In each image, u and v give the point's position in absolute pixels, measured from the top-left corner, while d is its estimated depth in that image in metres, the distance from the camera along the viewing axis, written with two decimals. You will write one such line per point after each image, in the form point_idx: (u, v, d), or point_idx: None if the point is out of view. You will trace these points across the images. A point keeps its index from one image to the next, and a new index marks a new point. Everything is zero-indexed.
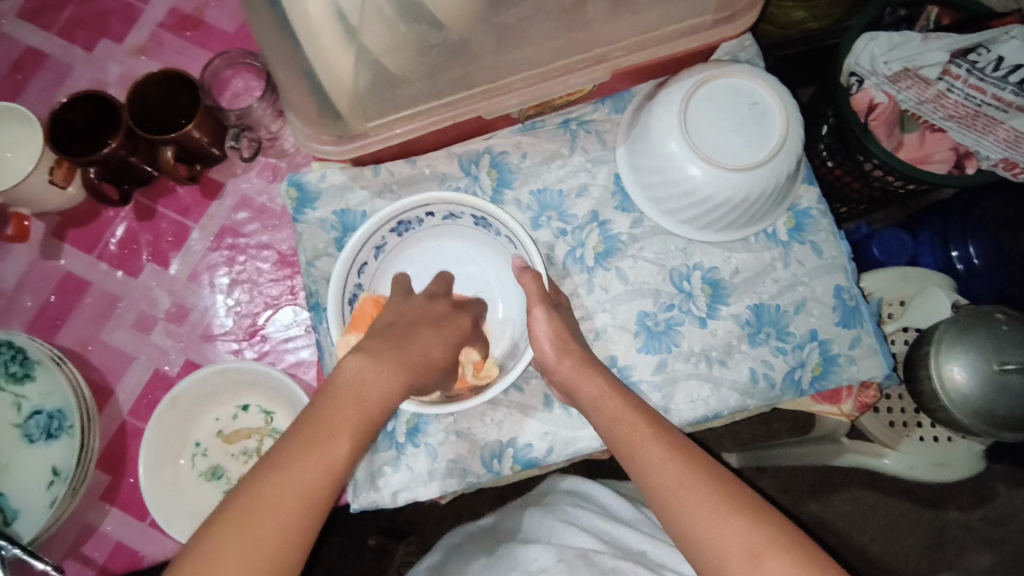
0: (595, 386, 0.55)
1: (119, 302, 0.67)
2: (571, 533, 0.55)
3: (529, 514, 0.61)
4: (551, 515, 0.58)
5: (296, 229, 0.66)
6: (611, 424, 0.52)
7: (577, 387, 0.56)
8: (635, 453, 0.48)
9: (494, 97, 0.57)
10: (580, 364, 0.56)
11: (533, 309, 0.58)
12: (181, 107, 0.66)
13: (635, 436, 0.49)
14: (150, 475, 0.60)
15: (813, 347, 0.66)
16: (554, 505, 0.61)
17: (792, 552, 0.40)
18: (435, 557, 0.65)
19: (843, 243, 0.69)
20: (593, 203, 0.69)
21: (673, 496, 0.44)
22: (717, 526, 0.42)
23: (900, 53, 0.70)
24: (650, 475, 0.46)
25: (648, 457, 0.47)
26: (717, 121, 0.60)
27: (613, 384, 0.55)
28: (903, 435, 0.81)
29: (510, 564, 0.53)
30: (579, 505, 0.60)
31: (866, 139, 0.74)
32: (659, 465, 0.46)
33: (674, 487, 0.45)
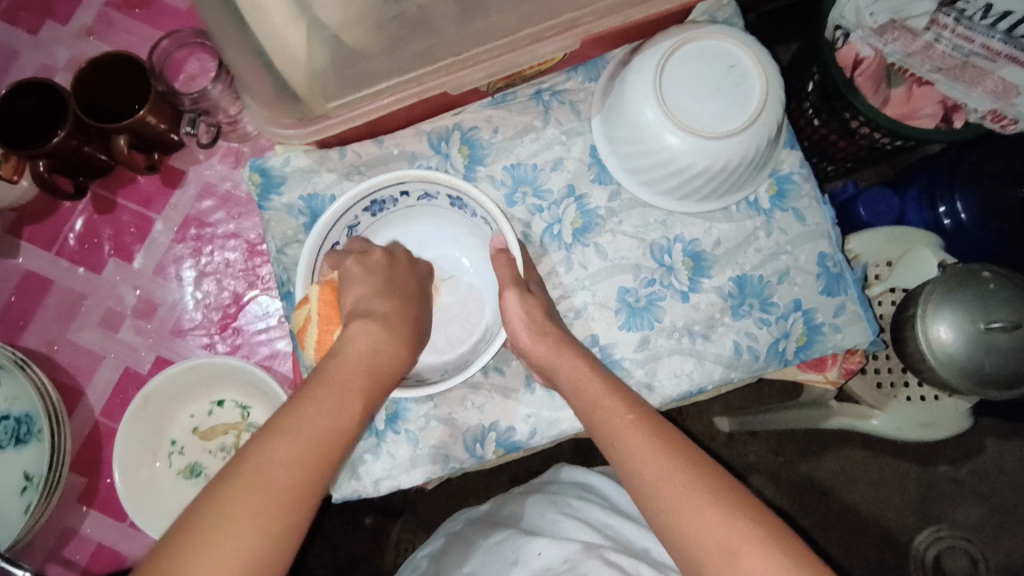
0: (574, 367, 0.54)
1: (84, 299, 0.65)
2: (573, 526, 0.54)
3: (529, 501, 0.61)
4: (553, 508, 0.58)
5: (263, 216, 0.64)
6: (588, 405, 0.51)
7: (556, 367, 0.55)
8: (612, 439, 0.48)
9: (460, 70, 0.54)
10: (558, 345, 0.55)
11: (505, 292, 0.57)
12: (135, 93, 0.62)
13: (614, 421, 0.49)
14: (125, 476, 0.59)
15: (797, 317, 0.65)
16: (557, 497, 0.60)
17: (768, 543, 0.40)
18: (435, 543, 0.65)
19: (827, 207, 0.67)
20: (569, 176, 0.66)
21: (652, 485, 0.44)
22: (692, 517, 0.41)
23: (887, 5, 0.67)
24: (630, 462, 0.46)
25: (627, 443, 0.47)
26: (694, 87, 0.57)
27: (593, 364, 0.54)
28: (888, 397, 0.81)
29: (511, 559, 0.52)
30: (583, 497, 0.60)
31: (852, 96, 0.72)
32: (637, 453, 0.46)
33: (650, 476, 0.44)
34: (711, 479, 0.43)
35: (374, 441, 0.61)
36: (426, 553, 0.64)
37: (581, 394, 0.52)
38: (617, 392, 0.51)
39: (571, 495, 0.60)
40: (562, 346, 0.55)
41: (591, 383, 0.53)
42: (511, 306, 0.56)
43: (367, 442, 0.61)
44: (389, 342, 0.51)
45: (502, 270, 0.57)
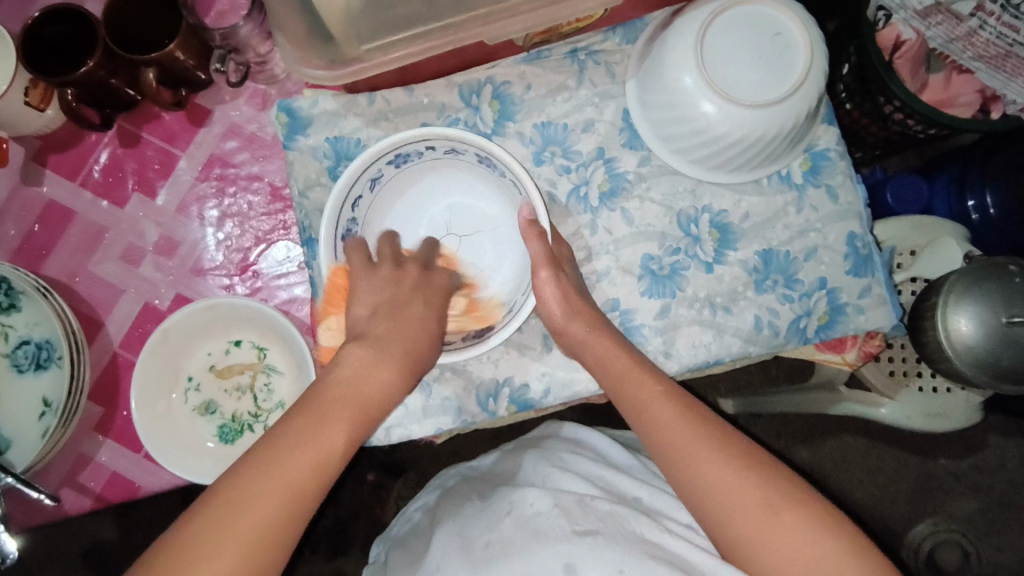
0: (601, 345, 0.54)
1: (106, 233, 0.65)
2: (565, 478, 0.54)
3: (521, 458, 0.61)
4: (546, 461, 0.58)
5: (287, 155, 0.63)
6: (612, 381, 0.52)
7: (582, 340, 0.55)
8: (639, 409, 0.49)
9: (498, 20, 0.52)
10: (591, 323, 0.55)
11: (539, 271, 0.55)
12: (164, 28, 0.61)
13: (640, 394, 0.50)
14: (143, 408, 0.60)
15: (821, 295, 0.64)
16: (549, 451, 0.60)
17: (797, 502, 0.43)
18: (428, 497, 0.65)
19: (860, 188, 0.66)
20: (599, 139, 0.65)
21: (683, 453, 0.46)
22: (726, 483, 0.44)
23: None
24: (660, 434, 0.47)
25: (652, 413, 0.49)
26: (737, 54, 0.55)
27: (615, 340, 0.54)
28: (900, 385, 0.81)
29: (505, 509, 0.52)
30: (575, 452, 0.59)
31: (888, 77, 0.68)
32: (667, 424, 0.48)
33: (679, 445, 0.46)
34: (740, 447, 0.46)
35: None
36: (419, 507, 0.65)
37: (607, 369, 0.53)
38: (635, 367, 0.52)
39: (562, 449, 0.60)
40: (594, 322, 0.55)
41: (609, 351, 0.54)
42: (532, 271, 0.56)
43: None
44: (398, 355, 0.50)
45: (533, 244, 0.55)
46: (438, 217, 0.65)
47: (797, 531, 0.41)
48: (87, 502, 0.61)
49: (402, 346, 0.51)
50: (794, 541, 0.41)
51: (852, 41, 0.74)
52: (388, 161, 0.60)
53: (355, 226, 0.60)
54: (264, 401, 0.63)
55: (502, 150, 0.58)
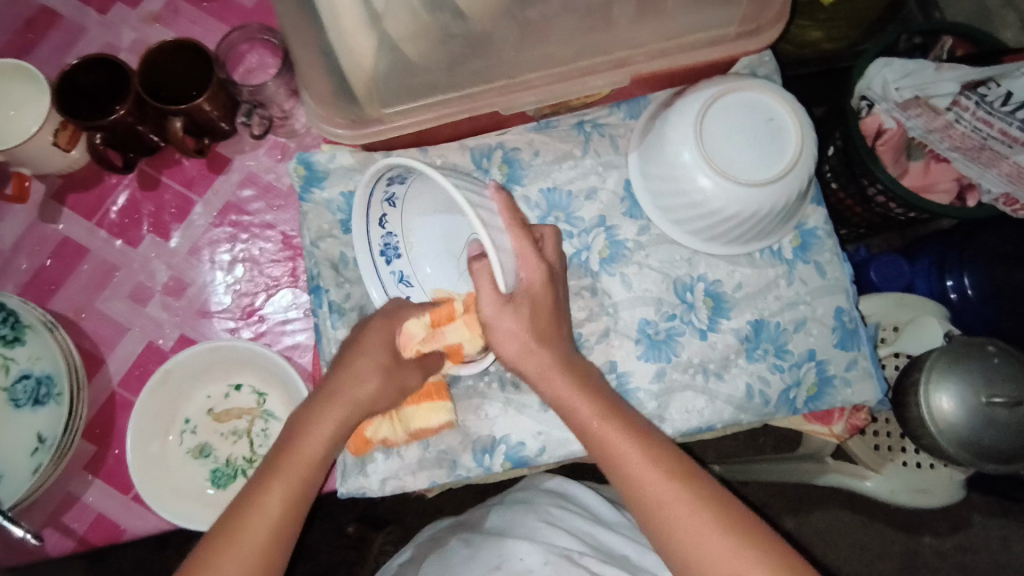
0: (561, 383, 0.52)
1: (116, 271, 0.66)
2: (554, 532, 0.55)
3: (505, 511, 0.61)
4: (533, 514, 0.58)
5: (302, 207, 0.66)
6: (574, 423, 0.51)
7: (545, 373, 0.52)
8: (598, 441, 0.50)
9: (511, 93, 0.56)
10: (559, 362, 0.52)
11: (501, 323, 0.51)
12: (193, 79, 0.65)
13: (590, 429, 0.50)
14: (137, 448, 0.60)
15: (810, 366, 0.66)
16: (536, 504, 0.60)
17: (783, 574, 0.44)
18: (407, 552, 0.64)
19: (847, 265, 0.69)
20: (601, 207, 0.68)
21: (642, 490, 0.47)
22: (684, 521, 0.46)
23: (912, 81, 0.71)
24: (619, 472, 0.49)
25: (610, 450, 0.49)
26: (733, 135, 0.59)
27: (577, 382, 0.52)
28: (885, 458, 0.82)
29: (494, 564, 0.52)
30: (562, 506, 0.60)
31: (872, 164, 0.74)
32: (623, 460, 0.48)
33: (636, 482, 0.48)
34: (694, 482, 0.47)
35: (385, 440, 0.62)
36: (399, 562, 0.63)
37: (567, 406, 0.52)
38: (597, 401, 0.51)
39: (548, 502, 0.61)
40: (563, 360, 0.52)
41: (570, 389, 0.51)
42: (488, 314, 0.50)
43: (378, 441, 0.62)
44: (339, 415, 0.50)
45: None
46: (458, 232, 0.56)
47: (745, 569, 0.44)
48: (70, 545, 0.60)
49: (348, 400, 0.50)
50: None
51: (838, 129, 0.80)
52: (395, 179, 0.56)
53: (397, 241, 0.58)
54: (259, 447, 0.63)
55: (456, 196, 0.47)
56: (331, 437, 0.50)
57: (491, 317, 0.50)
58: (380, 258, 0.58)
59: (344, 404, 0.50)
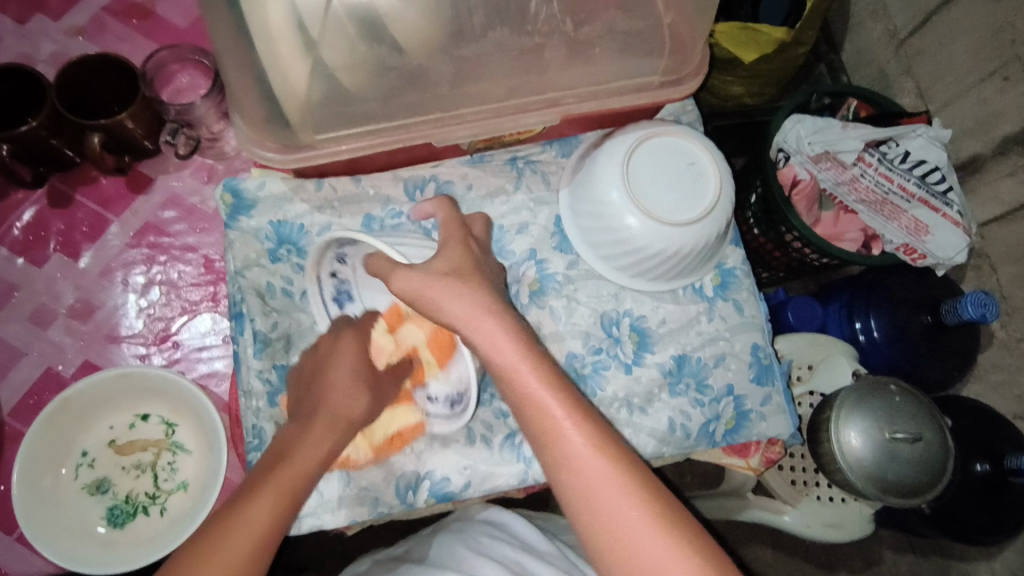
0: (529, 382, 0.46)
1: (16, 291, 0.62)
2: (477, 560, 0.54)
3: (437, 543, 0.60)
4: (460, 544, 0.57)
5: (228, 235, 0.64)
6: (532, 420, 0.45)
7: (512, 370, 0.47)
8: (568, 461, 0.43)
9: (447, 125, 0.57)
10: (502, 327, 0.48)
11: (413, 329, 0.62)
12: (117, 95, 0.63)
13: (566, 446, 0.44)
14: (25, 482, 0.55)
15: (728, 401, 0.69)
16: (465, 534, 0.59)
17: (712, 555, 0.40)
18: None
19: (762, 304, 0.73)
20: (532, 241, 0.70)
21: (624, 529, 0.41)
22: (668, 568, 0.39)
23: (822, 137, 0.80)
24: (594, 498, 0.42)
25: (585, 474, 0.42)
26: (657, 177, 0.62)
27: (547, 376, 0.46)
28: (801, 493, 0.85)
29: None
30: (492, 535, 0.59)
31: (787, 210, 0.78)
32: (598, 488, 0.42)
33: (575, 460, 0.43)
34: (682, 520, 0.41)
35: None
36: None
37: (529, 407, 0.46)
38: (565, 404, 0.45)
39: (479, 532, 0.59)
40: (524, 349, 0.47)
41: (541, 394, 0.45)
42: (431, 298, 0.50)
43: None
44: (329, 432, 0.52)
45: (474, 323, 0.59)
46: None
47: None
48: None
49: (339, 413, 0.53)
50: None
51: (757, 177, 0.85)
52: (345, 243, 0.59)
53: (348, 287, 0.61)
54: (165, 481, 0.59)
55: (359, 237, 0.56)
56: (301, 455, 0.50)
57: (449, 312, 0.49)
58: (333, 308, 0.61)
59: (327, 419, 0.52)
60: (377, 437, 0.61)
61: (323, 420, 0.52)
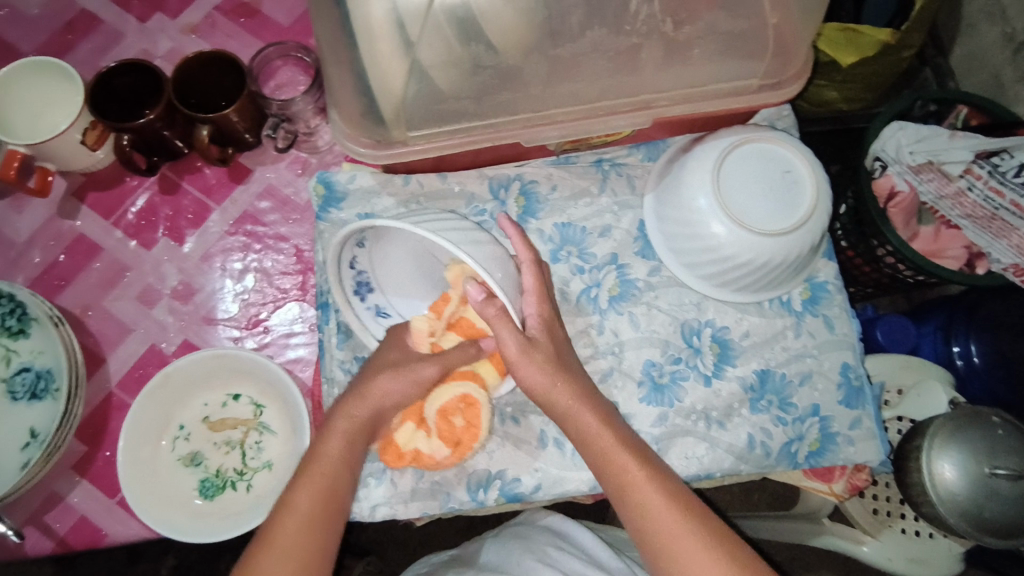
0: (588, 418, 0.52)
1: (126, 272, 0.67)
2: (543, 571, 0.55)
3: (500, 547, 0.61)
4: (528, 554, 0.57)
5: (318, 226, 0.66)
6: (596, 457, 0.51)
7: (568, 410, 0.53)
8: (629, 491, 0.49)
9: (537, 126, 0.57)
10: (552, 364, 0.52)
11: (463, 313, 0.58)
12: (224, 90, 0.66)
13: (628, 482, 0.50)
14: (129, 451, 0.59)
15: (814, 422, 0.65)
16: (533, 543, 0.60)
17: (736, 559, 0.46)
18: None
19: (856, 321, 0.69)
20: (614, 245, 0.69)
21: (681, 555, 0.46)
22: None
23: (927, 145, 0.73)
24: (655, 527, 0.48)
25: (644, 503, 0.48)
26: (750, 185, 0.60)
27: (586, 399, 0.53)
28: (884, 524, 0.80)
29: None
30: (560, 547, 0.59)
31: (884, 226, 0.74)
32: (656, 513, 0.48)
33: (605, 453, 0.51)
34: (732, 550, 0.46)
35: (380, 465, 0.62)
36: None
37: (571, 423, 0.53)
38: (622, 444, 0.51)
39: (545, 543, 0.60)
40: (581, 395, 0.53)
41: (603, 435, 0.52)
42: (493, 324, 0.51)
43: (373, 465, 0.62)
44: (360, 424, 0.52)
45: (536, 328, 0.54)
46: (435, 261, 0.59)
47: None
48: (49, 545, 0.59)
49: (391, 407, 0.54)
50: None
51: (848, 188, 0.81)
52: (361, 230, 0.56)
53: (368, 277, 0.60)
54: (252, 459, 0.62)
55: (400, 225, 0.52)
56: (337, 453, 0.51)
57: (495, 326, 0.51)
58: (355, 299, 0.60)
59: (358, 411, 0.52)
60: (438, 425, 0.56)
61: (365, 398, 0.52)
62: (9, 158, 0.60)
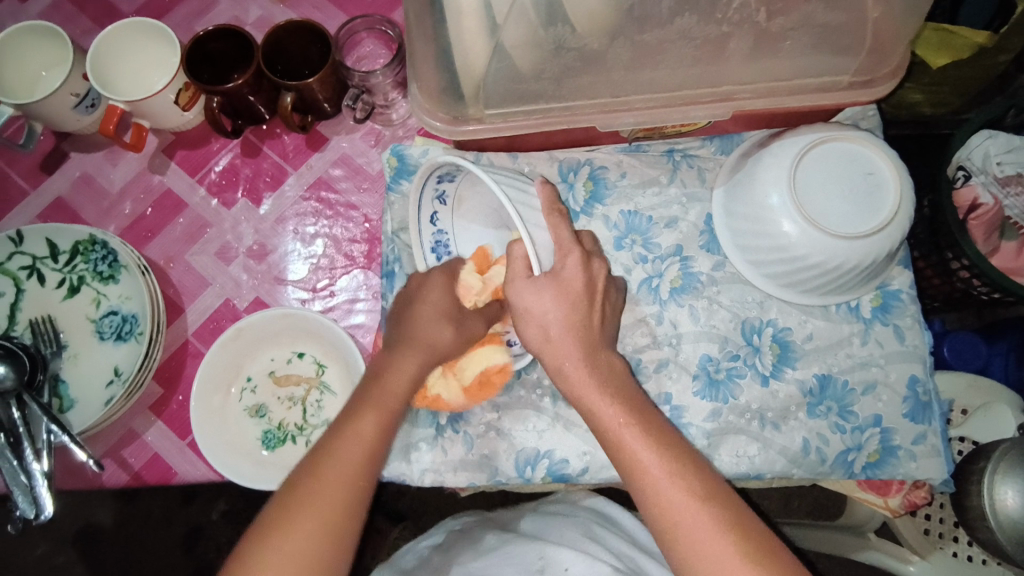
0: (587, 387, 0.50)
1: (207, 228, 0.70)
2: (589, 543, 0.55)
3: (536, 518, 0.62)
4: (572, 526, 0.59)
5: (388, 197, 0.68)
6: (597, 431, 0.50)
7: (559, 366, 0.51)
8: (628, 462, 0.47)
9: (610, 112, 0.57)
10: (617, 361, 0.52)
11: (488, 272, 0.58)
12: (308, 60, 0.68)
13: (636, 458, 0.47)
14: (202, 397, 0.62)
15: (874, 433, 0.64)
16: (576, 518, 0.61)
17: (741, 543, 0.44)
18: (437, 538, 0.65)
19: (928, 334, 0.66)
20: (679, 237, 0.68)
21: (687, 534, 0.44)
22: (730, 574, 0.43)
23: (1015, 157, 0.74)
24: (660, 507, 0.45)
25: (642, 474, 0.46)
26: (827, 185, 0.58)
27: (619, 387, 0.51)
28: (933, 545, 0.77)
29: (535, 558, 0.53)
30: (601, 524, 0.60)
31: (961, 237, 0.70)
32: (666, 496, 0.45)
33: (608, 424, 0.49)
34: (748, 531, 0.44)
35: (432, 431, 0.64)
36: (428, 545, 0.64)
37: (580, 400, 0.50)
38: (627, 417, 0.49)
39: (589, 519, 0.61)
40: (586, 349, 0.50)
41: (607, 410, 0.49)
42: (521, 295, 0.51)
43: (425, 431, 0.64)
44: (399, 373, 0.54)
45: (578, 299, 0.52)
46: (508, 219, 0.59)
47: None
48: (124, 478, 0.63)
49: (420, 340, 0.53)
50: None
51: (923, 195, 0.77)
52: (445, 176, 0.58)
53: (447, 237, 0.61)
54: (312, 416, 0.65)
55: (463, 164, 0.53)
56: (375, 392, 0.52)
57: (541, 305, 0.51)
58: (431, 259, 0.60)
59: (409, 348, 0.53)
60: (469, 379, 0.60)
61: (417, 350, 0.53)
62: (110, 114, 0.64)
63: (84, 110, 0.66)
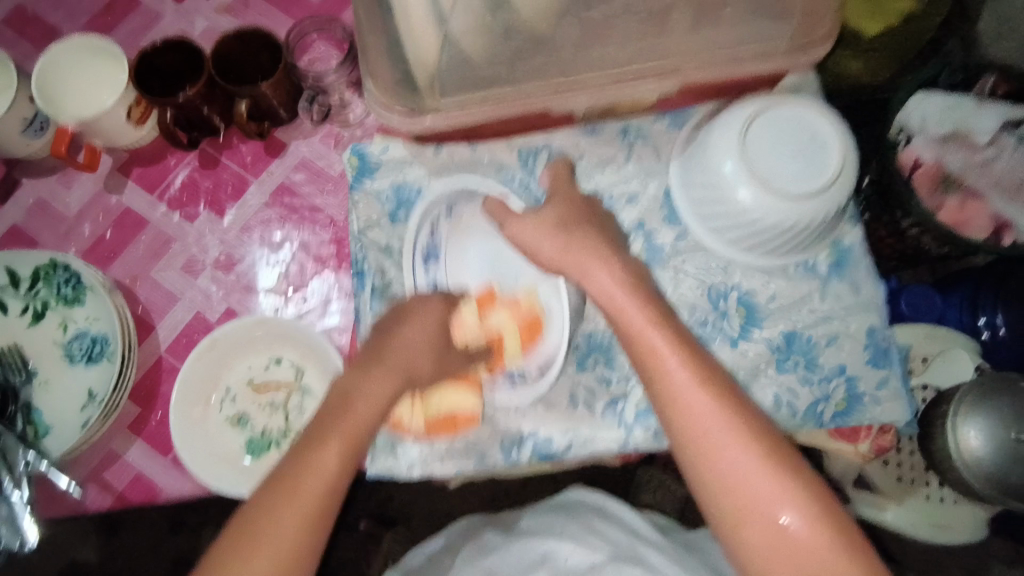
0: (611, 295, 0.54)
1: (172, 243, 0.70)
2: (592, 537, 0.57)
3: (545, 513, 0.64)
4: (575, 521, 0.60)
5: (353, 196, 0.69)
6: (626, 338, 0.53)
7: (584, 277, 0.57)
8: (654, 365, 0.50)
9: (565, 93, 0.59)
10: (615, 277, 0.55)
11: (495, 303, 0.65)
12: (260, 67, 0.68)
13: (661, 363, 0.50)
14: (180, 410, 0.63)
15: (840, 382, 0.67)
16: (578, 513, 0.62)
17: (764, 455, 0.45)
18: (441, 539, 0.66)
19: (883, 286, 0.69)
20: (640, 212, 0.70)
21: (707, 438, 0.46)
22: (751, 476, 0.45)
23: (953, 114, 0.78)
24: (679, 412, 0.48)
25: (668, 381, 0.49)
26: (775, 148, 0.61)
27: (650, 318, 0.52)
28: (906, 491, 0.80)
29: None
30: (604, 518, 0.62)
31: (909, 195, 0.73)
32: (690, 401, 0.47)
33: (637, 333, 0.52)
34: (772, 456, 0.45)
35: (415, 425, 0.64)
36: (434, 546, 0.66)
37: (614, 312, 0.54)
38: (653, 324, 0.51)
39: (593, 514, 0.62)
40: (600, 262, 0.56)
41: (658, 349, 0.50)
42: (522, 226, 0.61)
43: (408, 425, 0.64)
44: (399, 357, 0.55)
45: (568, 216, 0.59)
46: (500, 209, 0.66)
47: (804, 534, 0.43)
48: (108, 500, 0.62)
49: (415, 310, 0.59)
50: (799, 545, 0.43)
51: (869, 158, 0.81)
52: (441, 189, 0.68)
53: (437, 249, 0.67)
54: (295, 420, 0.65)
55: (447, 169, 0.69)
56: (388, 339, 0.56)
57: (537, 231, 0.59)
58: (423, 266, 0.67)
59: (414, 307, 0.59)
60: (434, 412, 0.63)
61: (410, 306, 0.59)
62: (61, 134, 0.64)
63: (34, 133, 0.66)
